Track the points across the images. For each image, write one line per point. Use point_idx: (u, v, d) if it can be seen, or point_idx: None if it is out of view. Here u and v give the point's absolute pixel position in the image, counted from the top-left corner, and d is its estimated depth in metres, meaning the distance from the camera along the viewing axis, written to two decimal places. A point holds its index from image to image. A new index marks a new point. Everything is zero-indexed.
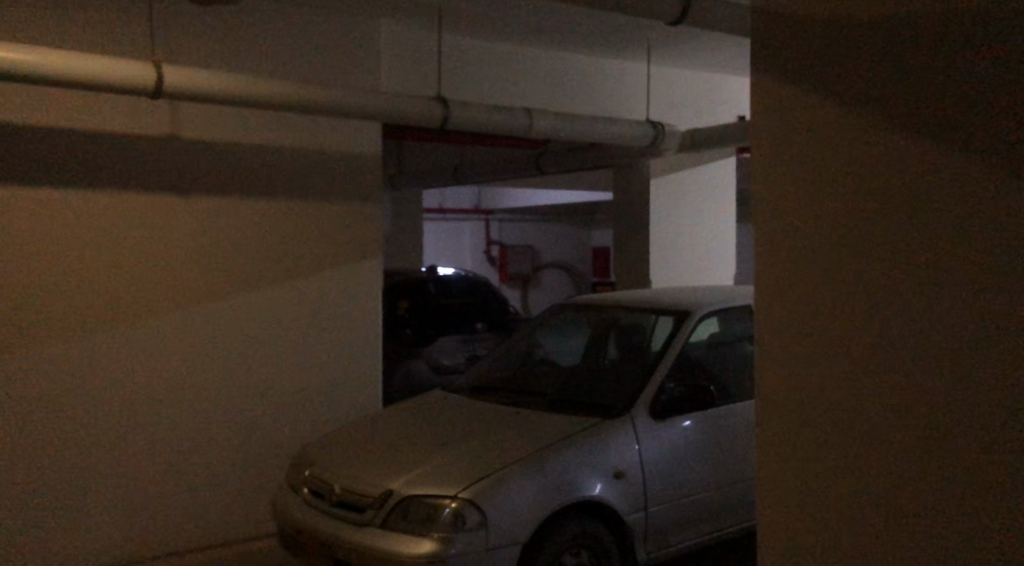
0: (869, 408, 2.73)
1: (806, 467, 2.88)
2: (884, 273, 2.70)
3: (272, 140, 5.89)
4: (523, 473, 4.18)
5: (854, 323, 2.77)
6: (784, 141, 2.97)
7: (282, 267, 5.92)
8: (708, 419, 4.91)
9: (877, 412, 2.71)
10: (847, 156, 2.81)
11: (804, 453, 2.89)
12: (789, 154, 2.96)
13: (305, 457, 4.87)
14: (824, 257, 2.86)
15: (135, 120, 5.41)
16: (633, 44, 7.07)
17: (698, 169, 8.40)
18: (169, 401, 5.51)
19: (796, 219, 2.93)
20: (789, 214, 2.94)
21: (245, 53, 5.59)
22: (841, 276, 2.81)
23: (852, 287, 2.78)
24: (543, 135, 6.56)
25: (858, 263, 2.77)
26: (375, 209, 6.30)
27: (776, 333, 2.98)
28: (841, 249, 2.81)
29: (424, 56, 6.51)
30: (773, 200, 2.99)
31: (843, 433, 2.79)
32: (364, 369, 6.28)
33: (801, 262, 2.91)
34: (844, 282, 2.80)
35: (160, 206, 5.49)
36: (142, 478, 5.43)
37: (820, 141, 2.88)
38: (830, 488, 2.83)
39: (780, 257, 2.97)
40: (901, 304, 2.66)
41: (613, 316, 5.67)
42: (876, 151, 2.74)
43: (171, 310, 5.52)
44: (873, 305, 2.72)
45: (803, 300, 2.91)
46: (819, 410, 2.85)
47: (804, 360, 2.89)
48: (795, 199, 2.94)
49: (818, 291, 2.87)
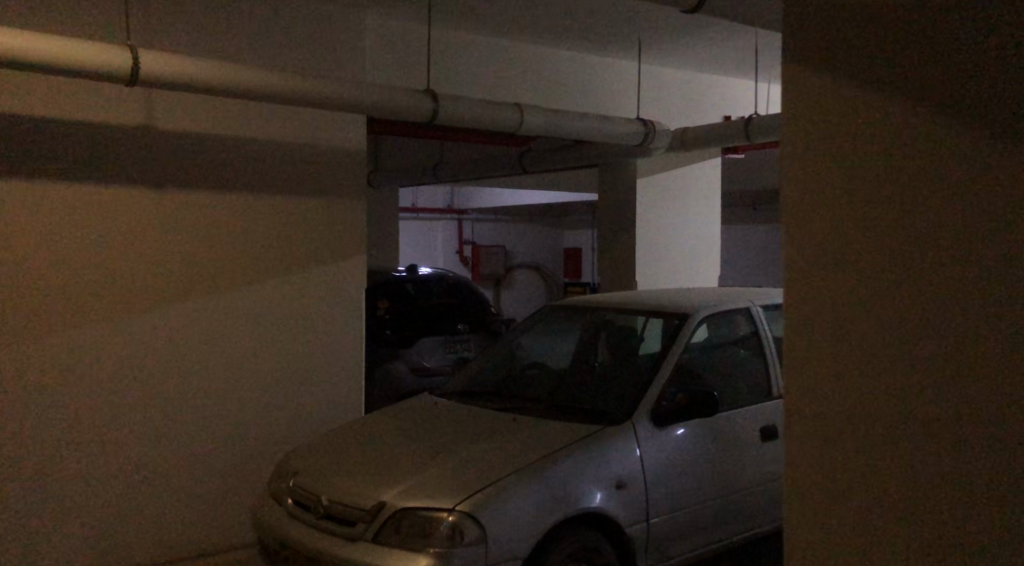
0: (913, 417, 2.55)
1: (840, 482, 2.70)
2: (930, 273, 2.53)
3: (253, 132, 5.64)
4: (523, 483, 3.98)
5: (894, 326, 2.59)
6: (814, 133, 2.78)
7: (262, 265, 5.67)
8: (709, 425, 4.74)
9: (921, 420, 2.54)
10: (887, 148, 2.63)
11: (836, 467, 2.71)
12: (820, 147, 2.76)
13: (288, 465, 4.63)
14: (859, 256, 2.67)
15: (107, 108, 5.12)
16: (626, 41, 6.89)
17: (684, 169, 8.25)
18: (142, 408, 5.23)
19: (829, 216, 2.74)
20: (820, 210, 2.75)
21: (226, 41, 5.34)
22: (880, 276, 2.62)
23: (894, 289, 2.60)
24: (533, 132, 6.35)
25: (900, 263, 2.59)
26: (358, 206, 6.07)
27: (804, 338, 2.78)
28: (880, 246, 2.63)
29: (411, 48, 6.29)
30: (802, 196, 2.79)
31: (883, 443, 2.61)
32: (345, 373, 6.03)
33: (833, 262, 2.72)
34: (886, 282, 2.61)
35: (134, 200, 5.22)
36: (114, 487, 5.14)
37: (854, 133, 2.70)
38: (867, 503, 2.64)
39: (810, 257, 2.77)
40: (950, 305, 2.49)
41: (606, 317, 5.48)
42: (921, 143, 2.56)
43: (147, 310, 5.25)
44: (917, 307, 2.55)
45: (835, 301, 2.71)
46: (855, 420, 2.67)
47: (839, 366, 2.70)
48: (827, 193, 2.74)
49: (852, 293, 2.68)
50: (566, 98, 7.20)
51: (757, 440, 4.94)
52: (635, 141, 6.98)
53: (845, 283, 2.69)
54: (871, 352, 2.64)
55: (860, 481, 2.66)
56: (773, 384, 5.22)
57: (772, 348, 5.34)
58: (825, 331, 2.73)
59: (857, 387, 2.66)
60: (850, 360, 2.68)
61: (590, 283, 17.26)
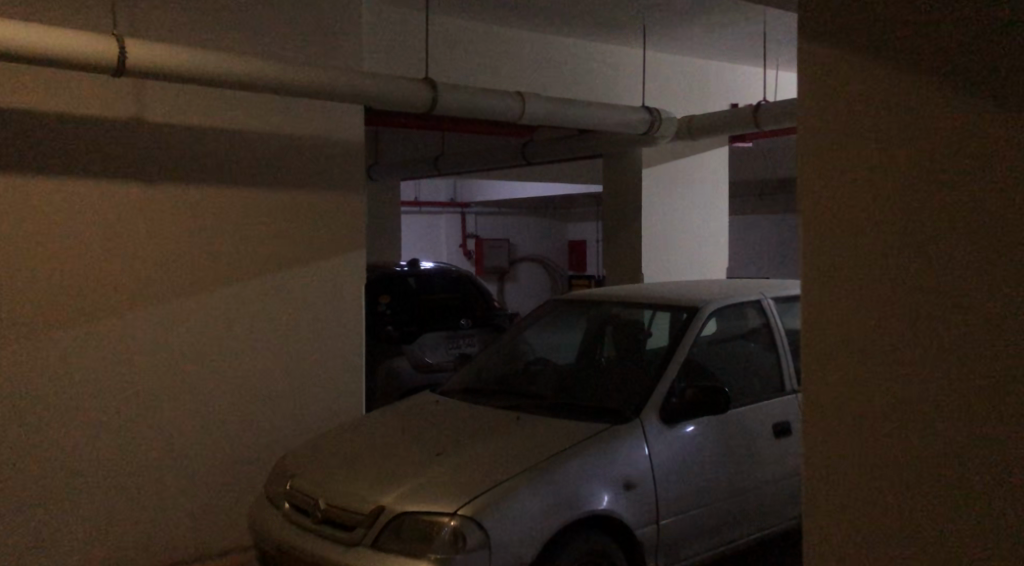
0: (945, 415, 2.39)
1: (864, 486, 2.54)
2: (962, 261, 2.36)
3: (245, 124, 5.47)
4: (528, 486, 3.83)
5: (922, 319, 2.43)
6: (832, 113, 2.61)
7: (256, 260, 5.51)
8: (720, 423, 4.57)
9: (953, 418, 2.37)
10: (911, 127, 2.46)
11: (861, 470, 2.54)
12: (838, 128, 2.60)
13: (284, 467, 4.48)
14: (883, 244, 2.50)
15: (96, 100, 4.96)
16: (631, 27, 6.72)
17: (690, 158, 8.08)
18: (136, 408, 5.08)
19: (850, 201, 2.57)
20: (840, 194, 2.59)
21: (218, 29, 5.19)
22: (908, 263, 2.46)
23: (921, 278, 2.43)
24: (535, 121, 6.19)
25: (930, 249, 2.42)
26: (356, 199, 5.92)
27: (824, 332, 2.61)
28: (906, 234, 2.46)
29: (409, 36, 6.13)
30: (820, 180, 2.63)
31: (912, 443, 2.44)
32: (344, 371, 5.89)
33: (854, 251, 2.56)
34: (912, 272, 2.45)
35: (124, 195, 5.06)
36: (108, 491, 4.99)
37: (875, 113, 2.53)
38: (896, 509, 2.48)
39: (831, 245, 2.60)
40: (985, 292, 2.33)
41: (612, 311, 5.31)
42: (949, 123, 2.40)
43: (138, 308, 5.09)
44: (948, 297, 2.38)
45: (856, 292, 2.55)
46: (880, 419, 2.50)
47: (862, 362, 2.54)
48: (849, 176, 2.58)
49: (877, 283, 2.51)
50: (569, 87, 7.04)
51: (770, 437, 4.77)
52: (640, 129, 6.81)
53: (869, 272, 2.53)
54: (897, 346, 2.47)
55: (887, 485, 2.49)
56: (785, 379, 5.05)
57: (785, 342, 5.17)
58: (848, 324, 2.57)
59: (883, 383, 2.50)
60: (875, 354, 2.51)
61: (596, 275, 17.12)
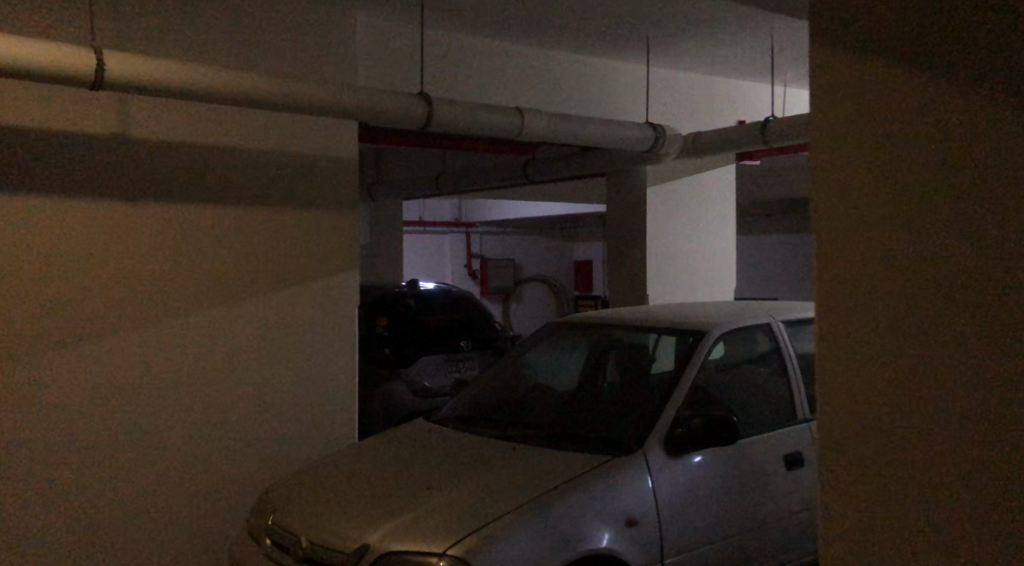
0: (970, 433, 2.29)
1: (897, 515, 2.41)
2: (980, 274, 2.28)
3: (233, 140, 5.29)
4: (523, 523, 3.59)
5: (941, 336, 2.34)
6: (853, 129, 2.51)
7: (244, 281, 5.30)
8: (727, 452, 4.33)
9: (978, 434, 2.28)
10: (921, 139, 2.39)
11: (894, 497, 2.42)
12: (860, 147, 2.50)
13: (267, 500, 4.25)
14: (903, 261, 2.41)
15: (76, 115, 4.77)
16: (633, 41, 6.52)
17: (696, 176, 7.86)
18: (115, 437, 4.86)
19: (871, 217, 2.47)
20: (862, 213, 2.49)
21: (203, 43, 5.02)
22: (925, 280, 2.37)
23: (939, 293, 2.35)
24: (535, 137, 5.98)
25: (946, 262, 2.34)
26: (349, 219, 5.71)
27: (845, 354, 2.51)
28: (921, 253, 2.38)
29: (404, 50, 5.95)
30: (843, 197, 2.52)
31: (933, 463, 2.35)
32: (337, 398, 5.66)
33: (874, 270, 2.46)
34: (933, 288, 2.36)
35: (105, 214, 4.86)
36: (87, 524, 4.77)
37: (895, 126, 2.44)
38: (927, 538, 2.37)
39: (855, 262, 2.50)
40: (1002, 299, 2.24)
41: (615, 334, 5.08)
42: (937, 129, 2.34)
43: (119, 330, 4.88)
44: (969, 315, 2.30)
45: (877, 315, 2.45)
46: (903, 440, 2.40)
47: (882, 387, 2.44)
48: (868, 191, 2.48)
49: (893, 302, 2.43)
50: (570, 103, 6.85)
51: (781, 468, 4.52)
52: (643, 146, 6.60)
53: (891, 289, 2.43)
54: (916, 363, 2.38)
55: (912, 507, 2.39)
56: (798, 407, 4.81)
57: (797, 368, 4.93)
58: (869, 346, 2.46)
59: (904, 405, 2.40)
60: (891, 374, 2.42)
61: (603, 295, 16.86)
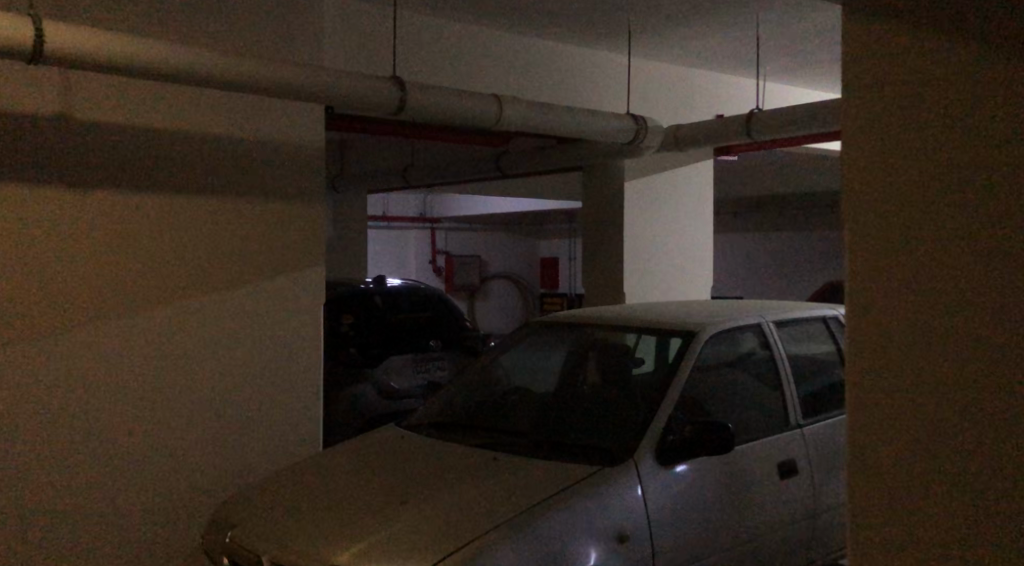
0: (980, 432, 2.04)
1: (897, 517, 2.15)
2: (985, 255, 2.04)
3: (191, 125, 4.94)
4: (507, 540, 3.31)
5: (964, 324, 2.07)
6: (878, 124, 2.21)
7: (201, 275, 4.95)
8: (721, 462, 4.06)
9: (976, 440, 2.05)
10: (944, 126, 2.11)
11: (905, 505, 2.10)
12: (880, 121, 2.21)
13: (225, 515, 3.92)
14: (924, 242, 2.13)
15: (17, 91, 4.38)
16: (612, 29, 6.26)
17: (674, 171, 7.60)
18: (58, 443, 4.49)
19: (889, 210, 2.18)
20: (880, 191, 2.20)
21: (156, 20, 4.69)
22: (942, 276, 2.10)
23: (960, 276, 2.08)
24: (513, 127, 5.68)
25: (965, 238, 2.07)
26: (314, 211, 5.37)
27: (862, 361, 2.22)
28: (935, 229, 2.11)
29: (374, 33, 5.64)
30: (866, 189, 2.22)
31: (945, 478, 2.09)
32: (300, 402, 5.31)
33: (880, 256, 2.19)
34: (953, 269, 2.08)
35: (48, 201, 4.48)
36: (25, 540, 4.39)
37: (899, 88, 2.17)
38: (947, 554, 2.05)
39: (874, 258, 2.21)
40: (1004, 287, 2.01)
41: (595, 334, 4.78)
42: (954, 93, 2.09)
43: (64, 327, 4.51)
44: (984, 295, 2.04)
45: (898, 317, 2.16)
46: (910, 436, 2.14)
47: (901, 381, 2.15)
48: (891, 189, 2.18)
49: (906, 280, 2.15)
50: (547, 92, 6.56)
51: (775, 478, 4.26)
52: (624, 137, 6.33)
53: (905, 264, 2.16)
54: (934, 350, 2.11)
55: (919, 517, 2.12)
56: (790, 411, 4.54)
57: (788, 370, 4.67)
58: (892, 364, 2.17)
59: (915, 399, 2.13)
60: (911, 379, 2.14)
61: (570, 295, 16.59)
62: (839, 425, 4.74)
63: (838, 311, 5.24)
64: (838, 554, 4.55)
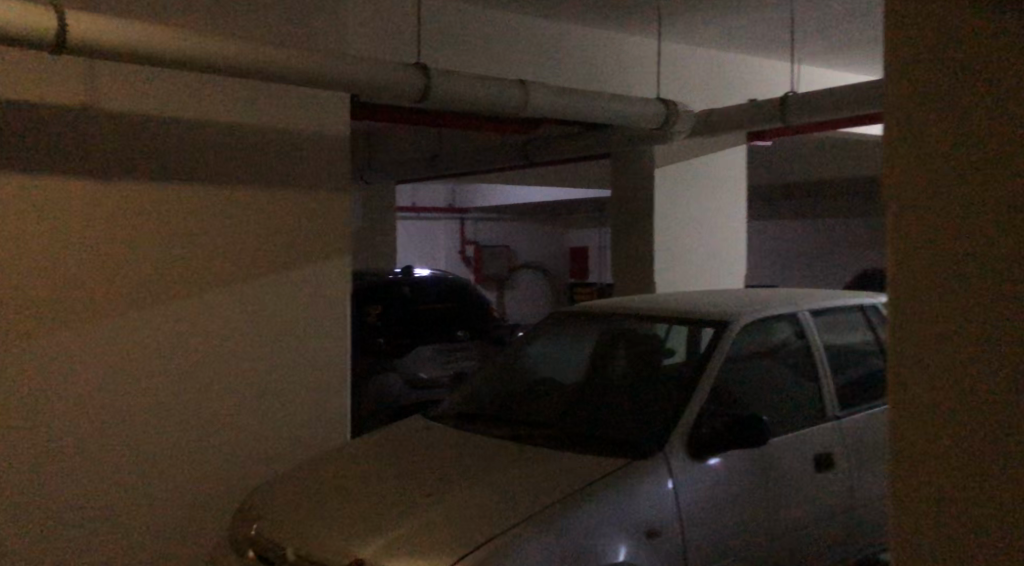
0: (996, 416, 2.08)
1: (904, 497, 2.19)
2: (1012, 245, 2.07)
3: (215, 114, 4.90)
4: (534, 535, 3.23)
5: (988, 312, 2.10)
6: (921, 109, 2.21)
7: (226, 266, 4.92)
8: (753, 455, 3.95)
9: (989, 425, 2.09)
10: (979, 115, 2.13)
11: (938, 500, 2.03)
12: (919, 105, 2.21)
13: (251, 507, 3.89)
14: (955, 228, 2.15)
15: (41, 82, 4.36)
16: (641, 13, 6.15)
17: (705, 157, 7.47)
18: (85, 435, 4.48)
19: (920, 195, 2.20)
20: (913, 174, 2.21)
21: (178, 9, 4.64)
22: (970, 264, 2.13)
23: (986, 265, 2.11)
24: (540, 114, 5.58)
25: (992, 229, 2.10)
26: (339, 201, 5.31)
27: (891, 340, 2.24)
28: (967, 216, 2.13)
29: (398, 19, 5.57)
30: (902, 172, 2.23)
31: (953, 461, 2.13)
32: (326, 393, 5.28)
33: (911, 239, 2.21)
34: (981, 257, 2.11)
35: (73, 192, 4.46)
36: (53, 531, 4.40)
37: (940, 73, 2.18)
38: None
39: (905, 240, 2.22)
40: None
41: (625, 324, 4.68)
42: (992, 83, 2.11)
43: (89, 319, 4.49)
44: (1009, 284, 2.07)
45: (926, 300, 2.18)
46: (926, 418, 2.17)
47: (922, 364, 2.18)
48: (926, 175, 2.20)
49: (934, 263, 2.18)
50: (575, 78, 6.46)
51: (810, 471, 4.15)
52: (654, 122, 6.21)
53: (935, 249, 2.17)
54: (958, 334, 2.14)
55: (922, 495, 2.17)
56: (826, 403, 4.43)
57: (823, 360, 4.55)
58: (916, 346, 2.19)
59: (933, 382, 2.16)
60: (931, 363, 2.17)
61: (600, 285, 16.48)
62: (877, 417, 4.61)
63: (876, 300, 5.10)
64: (875, 550, 4.43)
